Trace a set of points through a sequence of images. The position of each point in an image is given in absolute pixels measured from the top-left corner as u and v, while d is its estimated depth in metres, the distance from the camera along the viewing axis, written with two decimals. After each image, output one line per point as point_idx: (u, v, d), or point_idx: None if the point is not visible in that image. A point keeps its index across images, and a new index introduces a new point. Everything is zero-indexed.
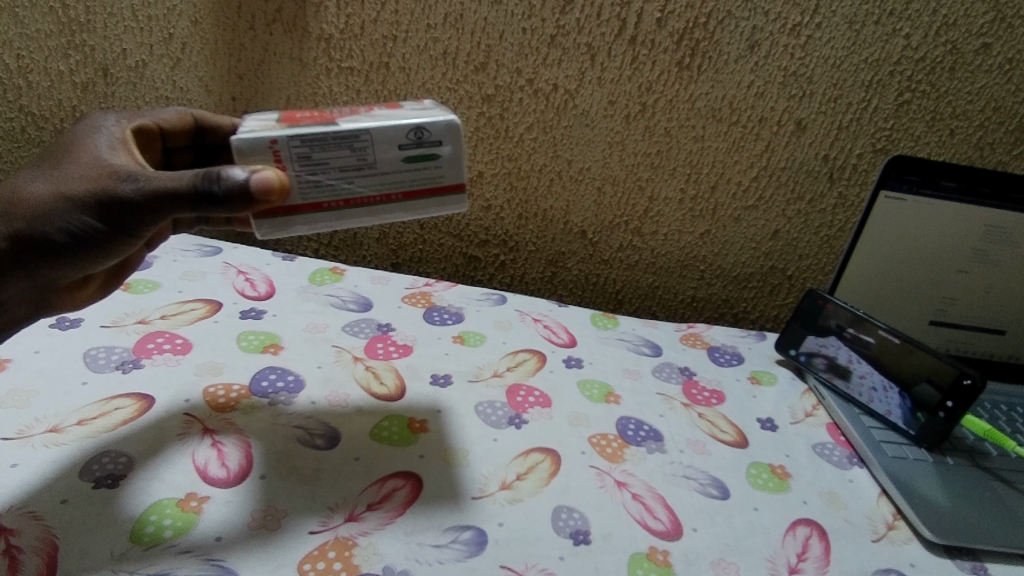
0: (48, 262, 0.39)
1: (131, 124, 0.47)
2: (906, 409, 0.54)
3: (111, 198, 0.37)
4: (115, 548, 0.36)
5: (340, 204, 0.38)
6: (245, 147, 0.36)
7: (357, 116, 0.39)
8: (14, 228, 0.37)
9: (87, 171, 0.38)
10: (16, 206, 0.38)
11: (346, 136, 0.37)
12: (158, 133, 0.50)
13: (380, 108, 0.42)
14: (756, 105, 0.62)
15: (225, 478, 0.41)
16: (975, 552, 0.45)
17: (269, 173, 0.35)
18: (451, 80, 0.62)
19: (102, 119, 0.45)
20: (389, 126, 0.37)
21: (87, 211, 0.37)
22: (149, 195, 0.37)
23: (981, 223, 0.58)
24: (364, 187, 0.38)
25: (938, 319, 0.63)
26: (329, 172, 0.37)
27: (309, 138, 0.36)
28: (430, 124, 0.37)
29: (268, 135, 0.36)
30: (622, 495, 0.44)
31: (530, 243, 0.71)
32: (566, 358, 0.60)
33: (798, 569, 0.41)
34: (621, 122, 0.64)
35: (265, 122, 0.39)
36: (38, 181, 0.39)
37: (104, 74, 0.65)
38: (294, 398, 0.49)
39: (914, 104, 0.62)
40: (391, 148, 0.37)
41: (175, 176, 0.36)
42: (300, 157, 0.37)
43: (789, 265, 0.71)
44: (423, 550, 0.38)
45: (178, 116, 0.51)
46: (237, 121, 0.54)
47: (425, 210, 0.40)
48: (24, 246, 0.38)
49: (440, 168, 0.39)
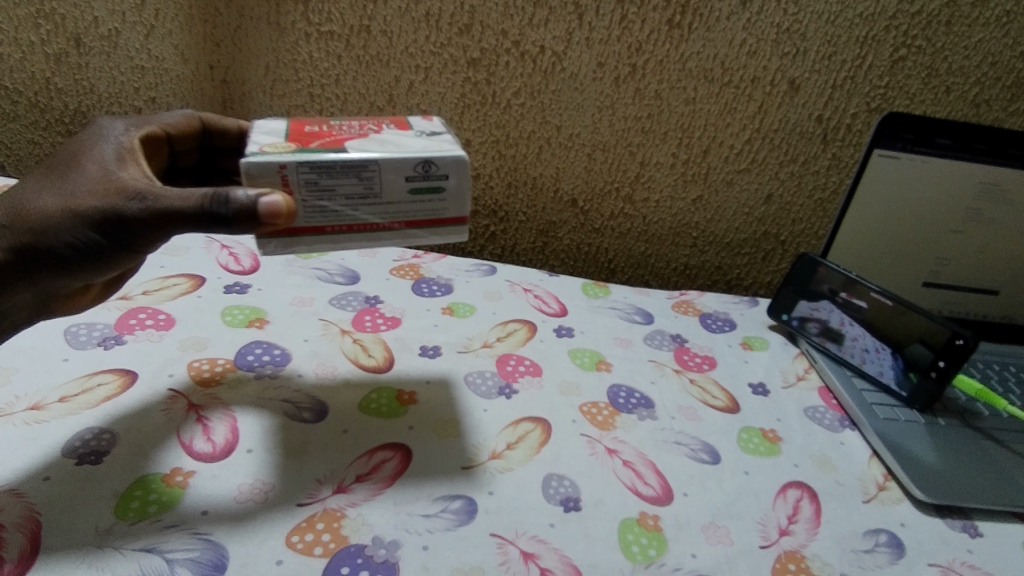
0: (54, 273, 0.38)
1: (141, 131, 0.45)
2: (898, 370, 0.54)
3: (118, 214, 0.36)
4: (99, 524, 0.35)
5: (343, 230, 0.38)
6: (254, 171, 0.35)
7: (362, 140, 0.39)
8: (18, 241, 0.36)
9: (97, 185, 0.37)
10: (21, 218, 0.37)
11: (354, 165, 0.36)
12: (165, 139, 0.48)
13: (388, 128, 0.42)
14: (749, 64, 0.61)
15: (211, 452, 0.40)
16: (965, 510, 0.45)
17: (277, 198, 0.35)
18: (435, 43, 0.60)
19: (110, 126, 0.44)
20: (399, 158, 0.37)
21: (94, 226, 0.36)
22: (157, 213, 0.36)
23: (976, 182, 0.58)
24: (368, 216, 0.38)
25: (932, 280, 0.62)
26: (335, 200, 0.37)
27: (318, 164, 0.36)
28: (438, 158, 0.37)
29: (277, 159, 0.35)
30: (613, 462, 0.44)
31: (521, 213, 0.70)
32: (557, 327, 0.59)
33: (788, 531, 0.41)
34: (610, 84, 0.62)
35: (272, 137, 0.38)
36: (45, 193, 0.38)
37: (76, 44, 0.63)
38: (280, 371, 0.48)
39: (910, 60, 0.60)
40: (398, 180, 0.37)
41: (184, 196, 0.36)
42: (308, 183, 0.36)
43: (782, 230, 0.70)
44: (412, 520, 0.38)
45: (184, 120, 0.49)
46: (245, 126, 0.52)
47: (425, 239, 0.40)
48: (29, 257, 0.37)
49: (446, 201, 0.39)
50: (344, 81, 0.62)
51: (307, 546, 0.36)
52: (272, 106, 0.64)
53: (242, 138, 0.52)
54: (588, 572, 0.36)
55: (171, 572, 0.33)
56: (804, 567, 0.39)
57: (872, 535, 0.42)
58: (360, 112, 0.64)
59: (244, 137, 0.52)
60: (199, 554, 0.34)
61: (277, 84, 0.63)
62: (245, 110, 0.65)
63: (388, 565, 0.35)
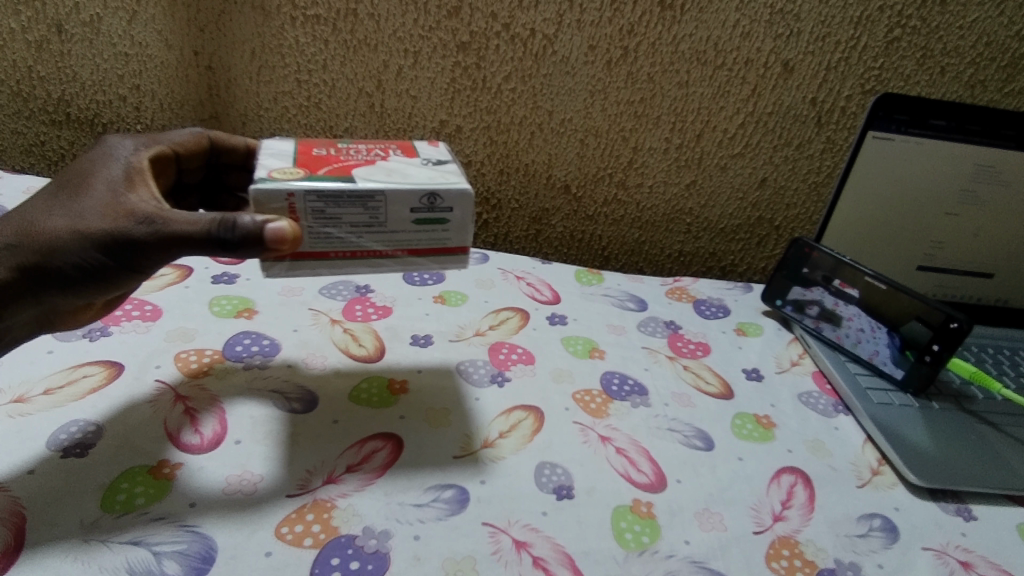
0: (59, 291, 0.37)
1: (151, 151, 0.44)
2: (894, 348, 0.54)
3: (127, 237, 0.35)
4: (85, 517, 0.35)
5: (347, 256, 0.38)
6: (262, 198, 0.35)
7: (368, 167, 0.38)
8: (24, 261, 0.36)
9: (106, 207, 0.36)
10: (29, 237, 0.36)
11: (361, 194, 0.36)
12: (173, 158, 0.46)
13: (395, 154, 0.41)
14: (742, 46, 0.60)
15: (199, 444, 0.40)
16: (958, 494, 0.45)
17: (283, 225, 0.34)
18: (423, 27, 0.59)
19: (119, 145, 0.42)
20: (405, 189, 0.37)
21: (103, 248, 0.36)
22: (166, 238, 0.35)
23: (971, 163, 0.57)
24: (373, 243, 0.38)
25: (927, 263, 0.62)
26: (340, 228, 0.37)
27: (325, 193, 0.35)
28: (444, 191, 0.37)
29: (285, 187, 0.35)
30: (606, 450, 0.44)
31: (513, 200, 0.69)
32: (550, 315, 0.58)
33: (782, 517, 0.41)
34: (602, 68, 0.61)
35: (280, 160, 0.38)
36: (55, 214, 0.37)
37: (58, 30, 0.61)
38: (269, 361, 0.48)
39: (904, 41, 0.60)
40: (404, 210, 0.37)
41: (192, 220, 0.35)
42: (315, 211, 0.36)
43: (776, 215, 0.70)
44: (404, 510, 0.38)
45: (193, 139, 0.48)
46: (252, 144, 0.51)
47: (427, 266, 0.40)
48: (34, 278, 0.36)
49: (449, 231, 0.39)
50: (332, 67, 0.61)
51: (297, 537, 0.35)
52: (259, 93, 0.63)
53: (249, 156, 0.51)
54: (581, 560, 0.36)
55: (158, 565, 0.33)
56: (798, 552, 0.39)
57: (866, 519, 0.42)
58: (349, 98, 0.63)
59: (250, 154, 0.51)
60: (187, 546, 0.34)
61: (263, 70, 0.62)
62: (231, 97, 0.64)
63: (378, 555, 0.35)
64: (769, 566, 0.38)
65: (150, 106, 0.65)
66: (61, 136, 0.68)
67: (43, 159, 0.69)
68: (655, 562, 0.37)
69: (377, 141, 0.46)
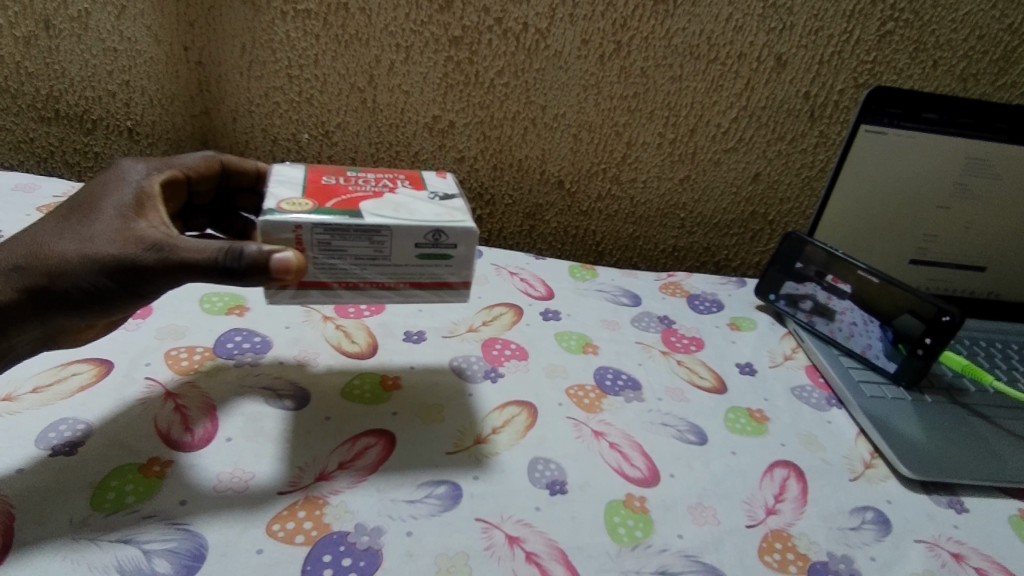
0: (66, 314, 0.37)
1: (163, 175, 0.43)
2: (886, 342, 0.54)
3: (134, 263, 0.35)
4: (75, 516, 0.34)
5: (350, 287, 0.38)
6: (270, 229, 0.35)
7: (375, 201, 0.39)
8: (32, 282, 0.35)
9: (116, 232, 0.36)
10: (38, 259, 0.35)
11: (367, 229, 0.36)
12: (184, 182, 0.46)
13: (403, 186, 0.42)
14: (735, 40, 0.60)
15: (190, 442, 0.40)
16: (951, 487, 0.45)
17: (289, 255, 0.34)
18: (415, 21, 0.59)
19: (132, 169, 0.42)
20: (411, 225, 0.37)
21: (110, 273, 0.35)
22: (172, 265, 0.35)
23: (963, 157, 0.57)
24: (376, 275, 0.38)
25: (919, 257, 0.62)
26: (345, 259, 0.37)
27: (332, 227, 0.36)
28: (449, 228, 0.37)
29: (292, 219, 0.35)
30: (600, 445, 0.44)
31: (507, 196, 0.69)
32: (544, 311, 0.58)
33: (775, 510, 0.41)
34: (595, 62, 0.61)
35: (291, 190, 0.38)
36: (64, 237, 0.36)
37: (46, 26, 0.61)
38: (261, 358, 0.48)
39: (897, 34, 0.60)
40: (408, 245, 0.37)
41: (199, 248, 0.35)
42: (321, 243, 0.36)
43: (770, 210, 0.70)
44: (397, 507, 0.37)
45: (204, 163, 0.47)
46: (264, 168, 0.51)
47: (427, 299, 0.40)
48: (41, 300, 0.35)
49: (452, 267, 0.39)
50: (323, 61, 0.61)
51: (289, 534, 0.35)
52: (250, 89, 0.63)
53: (260, 179, 0.51)
54: (574, 555, 0.36)
55: (149, 563, 0.33)
56: (791, 545, 0.39)
57: (859, 512, 0.42)
58: (341, 93, 0.62)
59: (261, 178, 0.51)
60: (178, 544, 0.34)
61: (254, 66, 0.61)
62: (222, 93, 0.63)
63: (371, 551, 0.35)
64: (762, 560, 0.38)
65: (140, 102, 0.64)
66: (50, 133, 0.67)
67: (31, 156, 0.68)
68: (648, 556, 0.37)
69: (387, 170, 0.46)
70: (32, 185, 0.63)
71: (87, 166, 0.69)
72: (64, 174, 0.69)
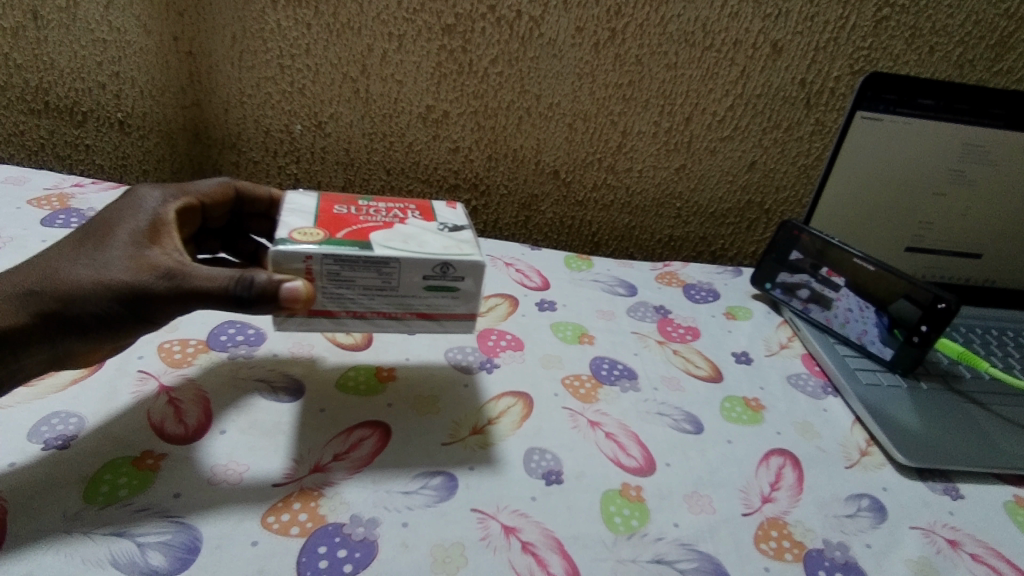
0: (76, 339, 0.36)
1: (179, 202, 0.42)
2: (882, 327, 0.53)
3: (146, 291, 0.35)
4: (68, 509, 0.34)
5: (356, 316, 0.39)
6: (281, 259, 0.36)
7: (385, 232, 0.39)
8: (45, 307, 0.34)
9: (130, 260, 0.36)
10: (52, 284, 0.35)
11: (376, 261, 0.37)
12: (199, 208, 0.45)
13: (413, 216, 0.42)
14: (731, 27, 0.59)
15: (182, 435, 0.39)
16: (946, 474, 0.45)
17: (298, 284, 0.35)
18: (407, 9, 0.58)
19: (148, 195, 0.41)
20: (420, 258, 0.37)
21: (124, 301, 0.35)
22: (183, 293, 0.35)
23: (959, 143, 0.57)
24: (382, 305, 0.39)
25: (915, 245, 0.62)
26: (353, 289, 0.38)
27: (342, 257, 0.36)
28: (457, 262, 0.38)
29: (303, 250, 0.36)
30: (595, 435, 0.44)
31: (502, 186, 0.68)
32: (538, 301, 0.58)
33: (771, 498, 0.41)
34: (590, 50, 0.60)
35: (303, 218, 0.39)
36: (79, 263, 0.36)
37: (33, 16, 0.60)
38: (254, 351, 0.47)
39: (893, 20, 0.59)
40: (416, 277, 0.38)
41: (211, 276, 0.35)
42: (330, 273, 0.37)
43: (766, 199, 0.70)
44: (392, 498, 0.37)
45: (219, 188, 0.47)
46: (276, 194, 0.50)
47: (432, 328, 0.41)
48: (53, 325, 0.35)
49: (459, 299, 0.40)
50: (315, 51, 0.60)
51: (284, 526, 0.35)
52: (241, 79, 0.62)
53: (274, 205, 0.50)
54: (570, 545, 0.36)
55: (143, 556, 0.32)
56: (786, 533, 0.39)
57: (854, 500, 0.42)
58: (333, 84, 0.62)
59: (275, 204, 0.50)
60: (172, 537, 0.33)
61: (245, 56, 0.61)
62: (213, 83, 0.62)
63: (366, 542, 0.35)
64: (758, 548, 0.38)
65: (130, 94, 0.63)
66: (40, 126, 0.66)
67: (21, 149, 0.68)
68: (644, 545, 0.37)
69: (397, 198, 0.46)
70: (21, 178, 0.62)
71: (78, 158, 0.68)
72: (55, 167, 0.69)
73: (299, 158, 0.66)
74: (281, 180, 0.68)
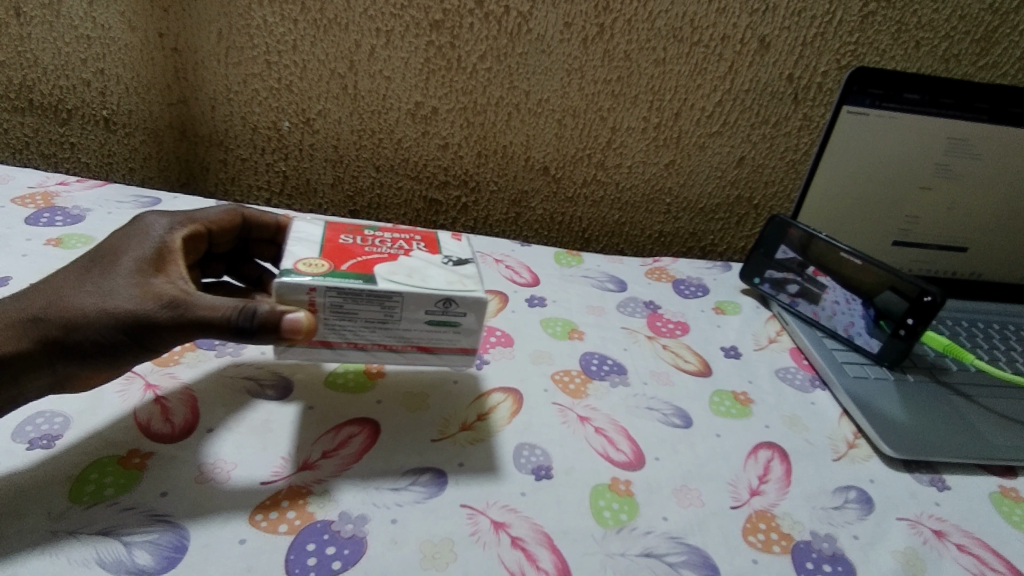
0: (77, 364, 0.35)
1: (186, 229, 0.42)
2: (869, 320, 0.54)
3: (149, 321, 0.34)
4: (53, 509, 0.34)
5: (356, 347, 0.39)
6: (284, 291, 0.36)
7: (390, 265, 0.39)
8: (47, 333, 0.34)
9: (135, 288, 0.35)
10: (56, 310, 0.34)
11: (380, 294, 0.37)
12: (205, 235, 0.45)
13: (417, 249, 0.42)
14: (719, 22, 0.59)
15: (169, 434, 0.39)
16: (933, 465, 0.46)
17: (301, 315, 0.35)
18: (394, 5, 0.58)
19: (155, 223, 0.41)
20: (423, 293, 0.38)
21: (127, 329, 0.34)
22: (187, 323, 0.34)
23: (945, 137, 0.57)
24: (382, 337, 0.39)
25: (902, 239, 0.63)
26: (355, 321, 0.38)
27: (345, 291, 0.37)
28: (460, 298, 0.38)
29: (307, 282, 0.36)
30: (585, 430, 0.44)
31: (492, 182, 0.68)
32: (529, 297, 0.58)
33: (759, 491, 0.41)
34: (578, 45, 0.60)
35: (308, 247, 0.39)
36: (83, 290, 0.35)
37: (16, 13, 0.59)
38: (242, 350, 0.47)
39: (879, 15, 0.60)
40: (418, 311, 0.38)
41: (215, 305, 0.35)
42: (333, 306, 0.37)
43: (755, 194, 0.70)
44: (380, 494, 0.37)
45: (226, 215, 0.46)
46: (283, 222, 0.49)
47: (432, 361, 0.41)
48: (53, 350, 0.34)
49: (460, 334, 0.40)
50: (302, 47, 0.60)
51: (272, 524, 0.35)
52: (228, 75, 0.61)
53: (280, 233, 0.49)
54: (560, 538, 0.36)
55: (129, 555, 0.32)
56: (775, 525, 0.39)
57: (842, 492, 0.42)
58: (320, 80, 0.61)
59: (281, 231, 0.49)
60: (159, 537, 0.33)
61: (231, 52, 0.60)
62: (200, 80, 0.62)
63: (356, 539, 0.35)
64: (746, 540, 0.38)
65: (115, 91, 0.63)
66: (25, 123, 0.65)
67: (5, 147, 0.67)
68: (633, 538, 0.37)
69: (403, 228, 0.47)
70: (4, 176, 0.61)
71: (63, 157, 0.67)
72: (40, 165, 0.68)
73: (286, 155, 0.66)
74: (268, 177, 0.67)
